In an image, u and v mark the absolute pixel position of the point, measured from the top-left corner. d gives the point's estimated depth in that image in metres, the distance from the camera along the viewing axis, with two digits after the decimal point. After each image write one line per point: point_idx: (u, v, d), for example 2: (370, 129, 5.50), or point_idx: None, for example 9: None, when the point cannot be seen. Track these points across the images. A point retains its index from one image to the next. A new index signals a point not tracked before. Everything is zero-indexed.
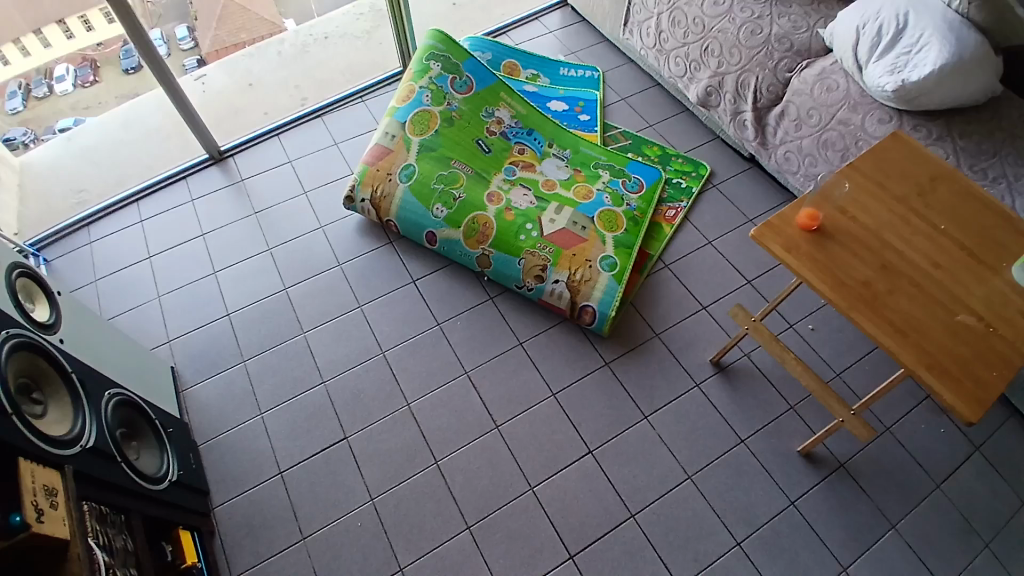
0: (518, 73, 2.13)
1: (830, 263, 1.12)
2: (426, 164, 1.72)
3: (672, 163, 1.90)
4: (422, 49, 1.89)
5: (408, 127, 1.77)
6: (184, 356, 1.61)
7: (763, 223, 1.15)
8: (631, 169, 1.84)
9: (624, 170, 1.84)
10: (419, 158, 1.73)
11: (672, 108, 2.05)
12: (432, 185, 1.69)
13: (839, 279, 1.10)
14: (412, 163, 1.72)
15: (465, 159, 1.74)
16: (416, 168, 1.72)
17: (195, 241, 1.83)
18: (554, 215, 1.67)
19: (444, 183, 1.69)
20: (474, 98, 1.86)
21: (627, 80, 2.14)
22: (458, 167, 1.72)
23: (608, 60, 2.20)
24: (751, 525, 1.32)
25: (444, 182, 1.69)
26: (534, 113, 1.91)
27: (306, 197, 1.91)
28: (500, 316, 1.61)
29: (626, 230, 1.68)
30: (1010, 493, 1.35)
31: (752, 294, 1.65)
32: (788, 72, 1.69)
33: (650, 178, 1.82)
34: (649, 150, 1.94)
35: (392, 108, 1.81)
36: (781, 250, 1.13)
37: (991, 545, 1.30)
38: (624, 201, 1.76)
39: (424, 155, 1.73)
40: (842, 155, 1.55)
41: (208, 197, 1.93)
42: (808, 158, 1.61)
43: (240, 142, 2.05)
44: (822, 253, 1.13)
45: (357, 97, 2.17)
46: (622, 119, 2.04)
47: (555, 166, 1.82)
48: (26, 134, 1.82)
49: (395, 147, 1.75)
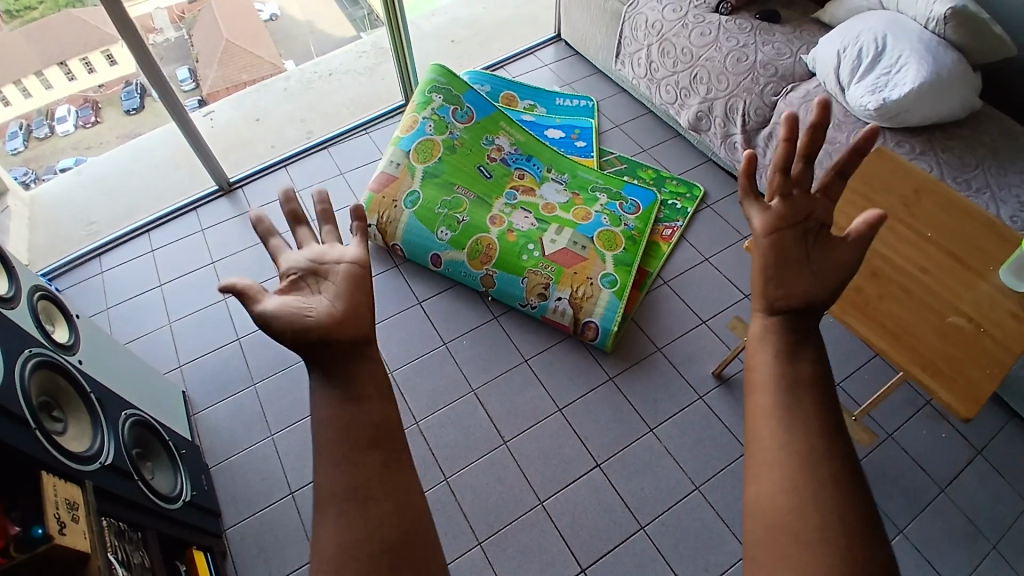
0: (516, 104, 2.22)
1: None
2: (431, 190, 1.78)
3: (667, 186, 1.97)
4: (424, 82, 1.98)
5: (412, 156, 1.84)
6: (195, 381, 1.64)
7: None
8: (627, 192, 1.92)
9: (621, 193, 1.91)
10: (423, 184, 1.79)
11: (665, 133, 2.13)
12: (436, 210, 1.75)
13: None
14: (417, 189, 1.79)
15: (467, 184, 1.80)
16: (421, 194, 1.78)
17: (206, 269, 1.87)
18: (554, 236, 1.72)
19: (449, 208, 1.75)
20: (475, 128, 1.94)
21: (620, 108, 2.23)
22: (461, 192, 1.78)
23: (601, 89, 2.29)
24: None
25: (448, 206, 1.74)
26: (533, 141, 1.99)
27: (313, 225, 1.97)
28: (505, 334, 1.65)
29: (625, 249, 1.74)
30: (1015, 495, 1.36)
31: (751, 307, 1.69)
32: (775, 96, 1.75)
33: (647, 201, 1.89)
34: (645, 174, 2.01)
35: (396, 138, 1.89)
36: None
37: (1000, 546, 1.31)
38: (621, 221, 1.82)
39: (428, 182, 1.79)
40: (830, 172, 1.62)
41: (217, 227, 1.99)
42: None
43: (249, 174, 2.13)
44: None
45: (362, 129, 2.26)
46: (617, 145, 2.12)
47: (555, 190, 1.89)
48: (26, 174, 1.89)
49: (400, 175, 1.82)
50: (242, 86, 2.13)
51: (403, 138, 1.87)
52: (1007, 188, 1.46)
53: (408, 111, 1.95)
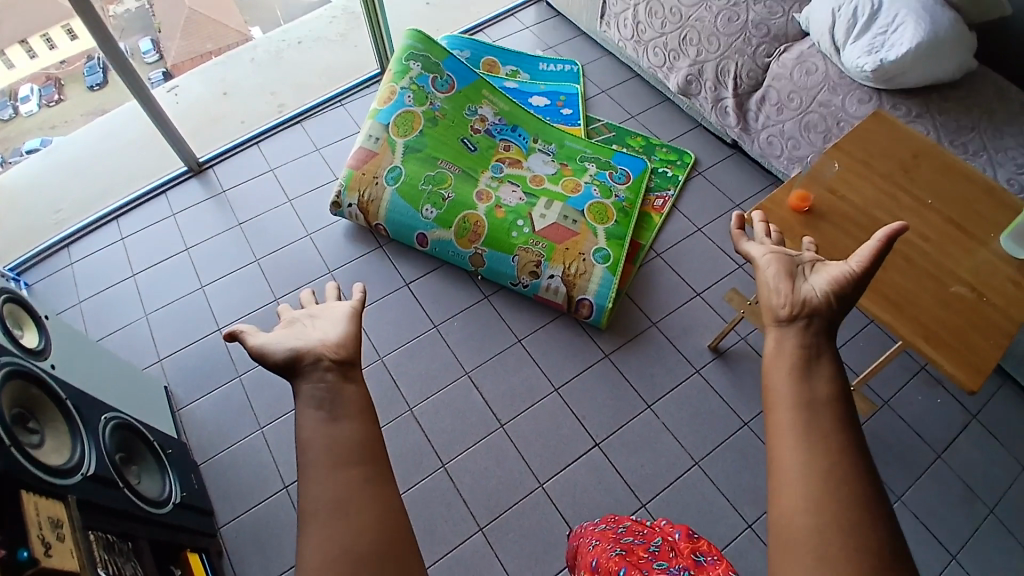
0: (498, 70, 2.12)
1: (827, 244, 1.15)
2: (413, 166, 1.70)
3: (657, 153, 1.92)
4: (400, 49, 1.87)
5: (392, 130, 1.75)
6: (177, 374, 1.57)
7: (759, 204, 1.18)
8: (617, 161, 1.87)
9: (610, 162, 1.86)
10: (405, 160, 1.71)
11: (653, 98, 2.06)
12: (420, 186, 1.67)
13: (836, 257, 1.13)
14: (398, 165, 1.71)
15: (451, 158, 1.72)
16: (404, 170, 1.70)
17: (180, 256, 1.79)
18: (544, 210, 1.66)
19: (434, 184, 1.67)
20: (457, 98, 1.85)
21: (606, 72, 2.15)
22: (445, 167, 1.70)
23: (586, 52, 2.21)
24: (760, 507, 1.33)
25: (432, 182, 1.67)
26: (517, 110, 1.92)
27: (291, 206, 1.88)
28: (497, 314, 1.61)
29: (618, 222, 1.69)
30: (1007, 458, 1.38)
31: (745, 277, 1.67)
32: (767, 57, 1.72)
33: (637, 170, 1.85)
34: (634, 141, 1.96)
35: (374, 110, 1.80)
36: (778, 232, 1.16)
37: (992, 509, 1.33)
38: (613, 193, 1.77)
39: (411, 157, 1.71)
40: (825, 136, 1.57)
41: (188, 210, 1.89)
42: (792, 140, 1.63)
43: (221, 152, 2.02)
44: (817, 233, 1.16)
45: (336, 101, 2.14)
46: (604, 112, 2.05)
47: (543, 161, 1.82)
48: None
49: (381, 151, 1.73)
50: (205, 57, 1.97)
51: (381, 110, 1.78)
52: (1004, 150, 1.43)
53: (384, 80, 1.85)
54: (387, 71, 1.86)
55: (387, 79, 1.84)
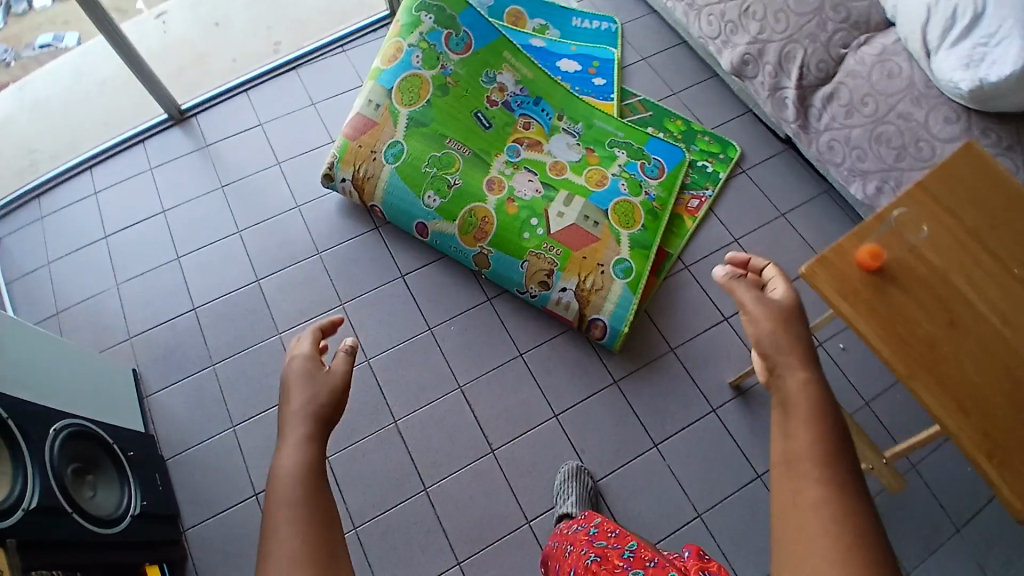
0: (523, 24, 1.87)
1: (892, 317, 0.97)
2: (417, 142, 1.49)
3: (698, 143, 1.71)
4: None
5: (396, 96, 1.52)
6: (147, 357, 1.45)
7: (816, 261, 0.99)
8: (650, 149, 1.65)
9: (643, 150, 1.65)
10: (408, 135, 1.50)
11: (699, 74, 1.81)
12: (423, 168, 1.46)
13: (900, 336, 0.96)
14: (400, 140, 1.49)
15: (462, 137, 1.51)
16: (406, 147, 1.49)
17: (155, 219, 1.63)
18: (563, 207, 1.48)
19: (439, 167, 1.46)
20: (474, 60, 1.60)
21: (650, 36, 1.88)
22: (453, 146, 1.49)
23: (629, 9, 1.93)
24: (763, 569, 1.23)
25: (437, 165, 1.46)
26: (543, 78, 1.67)
27: (279, 168, 1.70)
28: (499, 321, 1.46)
29: (645, 227, 1.50)
30: None
31: None
32: (843, 48, 1.45)
33: (672, 162, 1.64)
34: (671, 125, 1.74)
35: (377, 70, 1.56)
36: (835, 297, 0.98)
37: None
38: (641, 190, 1.57)
39: (415, 131, 1.49)
40: (898, 153, 1.34)
41: (168, 164, 1.72)
42: (857, 150, 1.39)
43: (209, 98, 1.82)
44: (883, 302, 0.98)
45: (337, 46, 1.90)
46: (642, 85, 1.81)
47: (566, 145, 1.60)
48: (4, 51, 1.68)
49: (382, 121, 1.52)
50: None
51: (385, 71, 1.55)
52: None
53: (392, 33, 1.59)
54: (396, 23, 1.60)
55: (395, 32, 1.59)
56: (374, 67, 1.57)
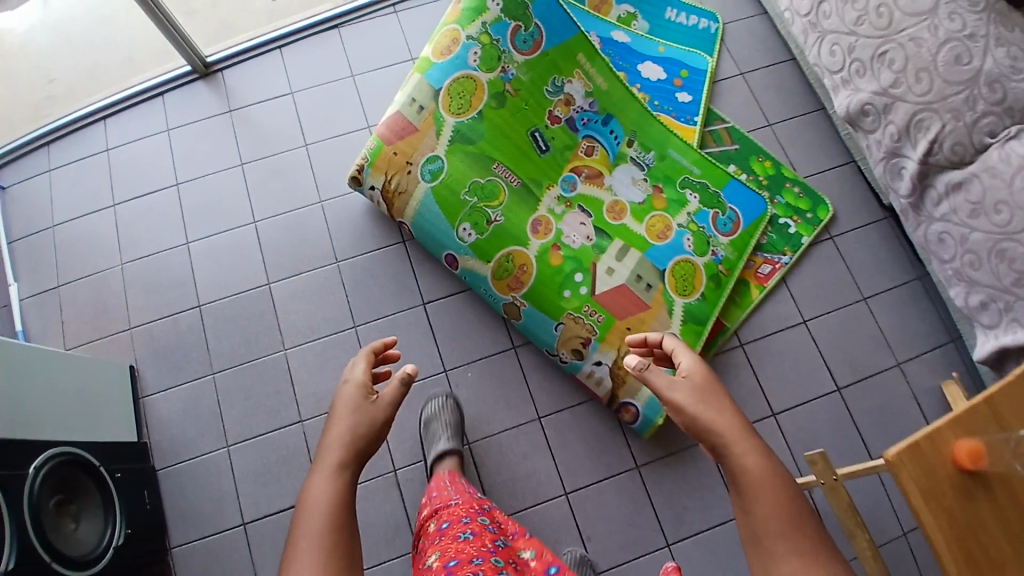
0: (607, 12, 1.60)
1: (973, 529, 0.84)
2: (459, 161, 1.30)
3: (783, 194, 1.50)
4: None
5: (443, 102, 1.31)
6: (147, 352, 1.37)
7: (906, 447, 0.84)
8: (727, 195, 1.44)
9: (720, 197, 1.43)
10: (450, 151, 1.30)
11: (801, 108, 1.58)
12: (461, 195, 1.29)
13: (975, 555, 0.83)
14: (440, 156, 1.30)
15: (510, 162, 1.31)
16: (447, 165, 1.30)
17: (169, 192, 1.50)
18: (613, 262, 1.30)
19: (481, 197, 1.28)
20: (541, 63, 1.36)
21: (754, 50, 1.63)
22: (498, 172, 1.29)
23: (735, 9, 1.66)
24: None
25: (479, 194, 1.28)
26: (617, 91, 1.43)
27: (305, 151, 1.53)
28: (521, 375, 1.33)
29: (705, 297, 1.34)
30: None
31: (839, 405, 1.37)
32: (989, 137, 1.18)
33: (749, 217, 1.43)
34: (757, 167, 1.52)
35: (427, 61, 1.34)
36: (915, 494, 0.84)
37: None
38: (707, 249, 1.38)
39: (459, 148, 1.30)
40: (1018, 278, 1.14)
41: (187, 127, 1.56)
42: (971, 256, 1.20)
43: (240, 50, 1.61)
44: (966, 511, 0.84)
45: (387, 5, 1.66)
46: (736, 106, 1.58)
47: (630, 181, 1.39)
48: None
49: (425, 129, 1.31)
50: None
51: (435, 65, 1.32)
52: None
53: (448, 17, 1.36)
54: (456, 5, 1.36)
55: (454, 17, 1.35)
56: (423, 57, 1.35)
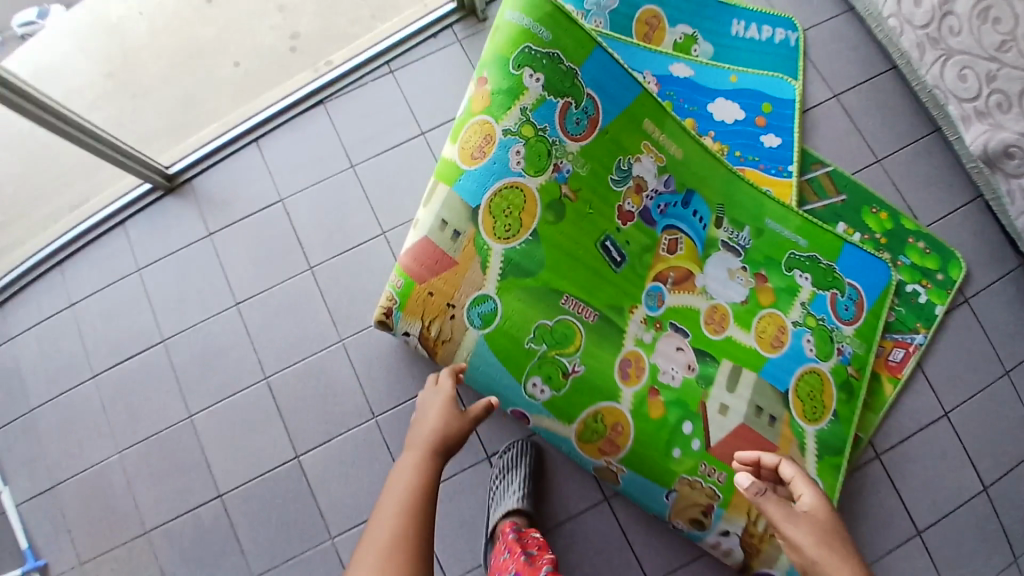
0: (660, 39, 1.24)
1: None
2: (514, 299, 0.98)
3: (907, 252, 1.22)
4: (509, 34, 1.01)
5: (483, 222, 0.98)
6: (173, 560, 1.15)
7: None
8: (843, 268, 1.16)
9: (835, 271, 1.15)
10: (501, 288, 0.98)
11: (913, 132, 1.28)
12: (524, 343, 0.98)
13: None
14: (491, 294, 0.98)
15: (579, 289, 0.99)
16: (500, 306, 0.98)
17: (156, 351, 1.22)
18: (725, 396, 1.03)
19: (552, 343, 0.98)
20: (599, 145, 1.03)
21: (846, 63, 1.31)
22: (568, 308, 0.98)
23: (817, 10, 1.33)
24: None
25: (549, 341, 0.97)
26: (696, 158, 1.10)
27: (313, 275, 1.20)
28: (621, 532, 1.09)
29: (837, 414, 1.09)
30: None
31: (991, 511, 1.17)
32: None
33: (874, 293, 1.16)
34: (871, 221, 1.22)
35: (453, 167, 1.01)
36: None
37: None
38: (832, 347, 1.11)
39: (512, 283, 0.98)
40: None
41: (162, 261, 1.26)
42: None
43: (211, 150, 1.30)
44: None
45: (381, 62, 1.32)
46: (833, 145, 1.25)
47: (727, 275, 1.09)
48: None
49: (464, 261, 0.99)
50: None
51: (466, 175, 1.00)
52: None
53: (471, 101, 1.02)
54: (480, 84, 1.02)
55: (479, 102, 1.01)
56: (447, 161, 1.02)
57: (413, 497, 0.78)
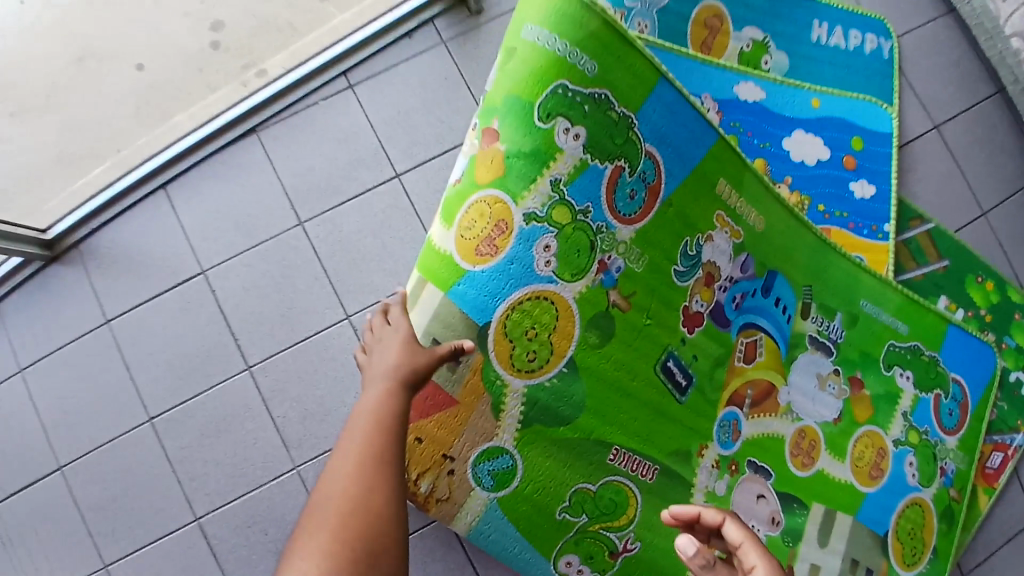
0: (724, 47, 0.90)
1: None
2: (544, 455, 0.69)
3: (1010, 332, 0.99)
4: (533, 63, 0.67)
5: (495, 348, 0.67)
6: None
7: None
8: (947, 359, 0.91)
9: (937, 367, 0.90)
10: (525, 441, 0.69)
11: (1022, 173, 1.04)
12: (556, 512, 0.70)
13: None
14: (509, 451, 0.68)
15: (635, 438, 0.73)
16: (521, 463, 0.69)
17: (52, 482, 0.90)
18: (815, 552, 0.80)
19: (599, 514, 0.72)
20: (661, 226, 0.74)
21: (944, 83, 1.03)
22: (618, 467, 0.72)
23: (912, 9, 1.03)
24: None
25: (592, 514, 0.71)
26: (781, 229, 0.82)
27: (251, 376, 0.90)
28: None
29: (937, 550, 0.89)
30: None
31: None
32: None
33: (978, 392, 0.92)
34: (977, 292, 0.98)
35: (448, 264, 0.67)
36: None
37: None
38: (935, 467, 0.89)
39: (541, 435, 0.69)
40: None
41: (51, 357, 0.92)
42: None
43: (104, 202, 0.93)
44: None
45: (331, 71, 0.95)
46: (933, 190, 1.01)
47: (816, 383, 0.84)
48: None
49: (466, 400, 0.67)
50: None
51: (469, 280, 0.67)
52: None
53: (474, 163, 0.69)
54: (488, 138, 0.68)
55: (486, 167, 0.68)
56: (436, 255, 0.68)
57: (371, 455, 0.55)
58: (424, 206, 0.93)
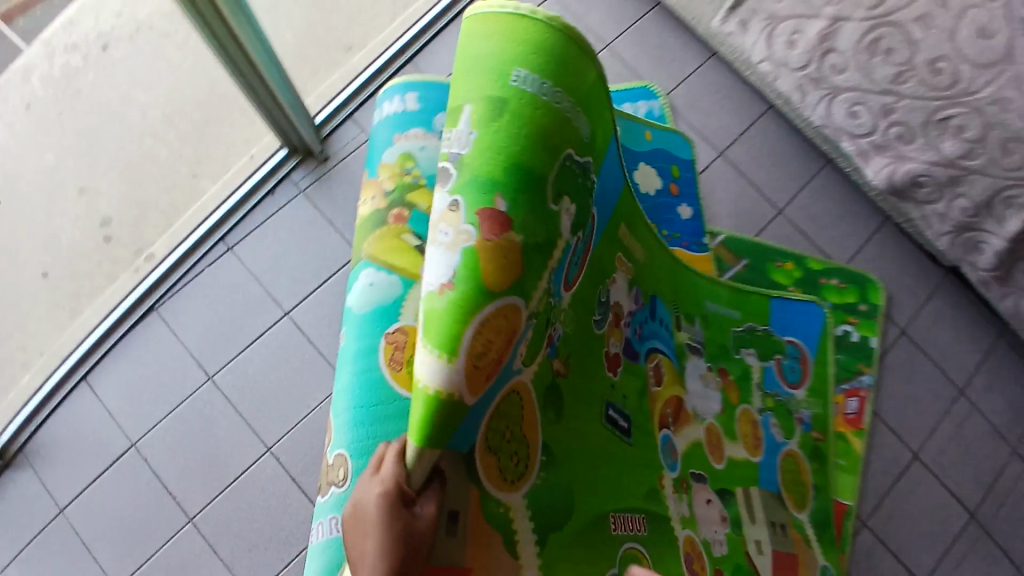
0: None
1: None
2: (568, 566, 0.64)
3: (824, 295, 1.18)
4: (529, 115, 0.59)
5: (484, 469, 0.59)
6: None
7: None
8: (779, 327, 1.09)
9: (772, 333, 1.08)
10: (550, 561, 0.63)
11: (804, 169, 1.26)
12: None
13: None
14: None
15: (617, 496, 0.73)
16: None
17: None
18: (752, 531, 0.91)
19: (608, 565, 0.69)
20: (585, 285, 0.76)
21: (719, 114, 1.27)
22: (624, 533, 0.71)
23: (677, 65, 1.29)
24: None
25: None
26: (660, 258, 0.94)
27: (195, 527, 0.97)
28: None
29: (817, 487, 1.02)
30: None
31: (981, 532, 1.20)
32: None
33: (813, 345, 1.09)
34: (782, 272, 1.19)
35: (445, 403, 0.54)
36: None
37: None
38: (793, 419, 1.04)
39: (560, 543, 0.64)
40: None
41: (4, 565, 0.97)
42: None
43: (34, 407, 1.03)
44: None
45: (216, 241, 1.11)
46: (733, 202, 1.24)
47: (704, 382, 0.95)
48: None
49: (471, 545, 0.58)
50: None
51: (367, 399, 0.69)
52: None
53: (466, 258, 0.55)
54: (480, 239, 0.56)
55: (370, 291, 0.74)
56: (436, 402, 0.53)
57: None
58: (314, 332, 1.07)
